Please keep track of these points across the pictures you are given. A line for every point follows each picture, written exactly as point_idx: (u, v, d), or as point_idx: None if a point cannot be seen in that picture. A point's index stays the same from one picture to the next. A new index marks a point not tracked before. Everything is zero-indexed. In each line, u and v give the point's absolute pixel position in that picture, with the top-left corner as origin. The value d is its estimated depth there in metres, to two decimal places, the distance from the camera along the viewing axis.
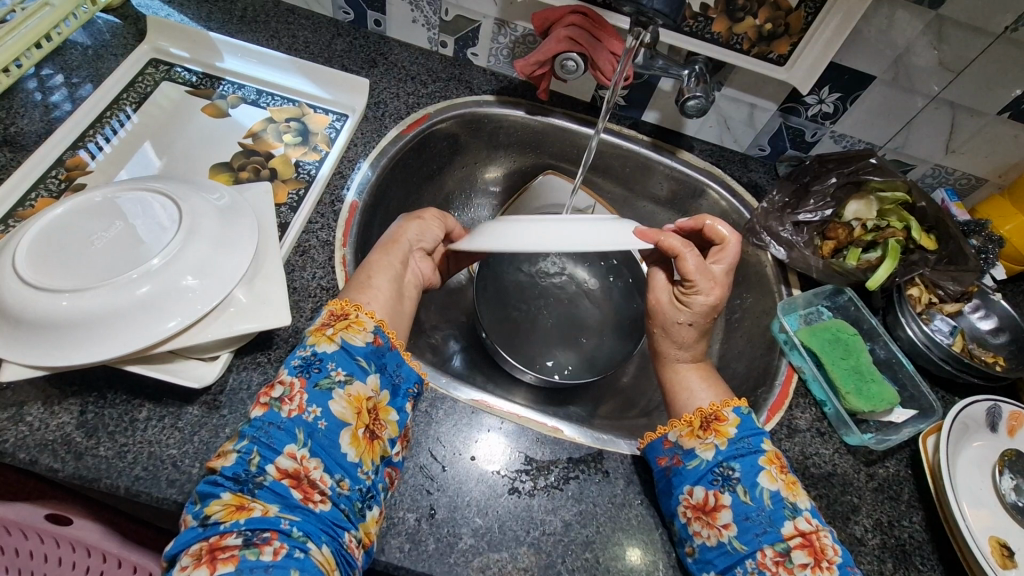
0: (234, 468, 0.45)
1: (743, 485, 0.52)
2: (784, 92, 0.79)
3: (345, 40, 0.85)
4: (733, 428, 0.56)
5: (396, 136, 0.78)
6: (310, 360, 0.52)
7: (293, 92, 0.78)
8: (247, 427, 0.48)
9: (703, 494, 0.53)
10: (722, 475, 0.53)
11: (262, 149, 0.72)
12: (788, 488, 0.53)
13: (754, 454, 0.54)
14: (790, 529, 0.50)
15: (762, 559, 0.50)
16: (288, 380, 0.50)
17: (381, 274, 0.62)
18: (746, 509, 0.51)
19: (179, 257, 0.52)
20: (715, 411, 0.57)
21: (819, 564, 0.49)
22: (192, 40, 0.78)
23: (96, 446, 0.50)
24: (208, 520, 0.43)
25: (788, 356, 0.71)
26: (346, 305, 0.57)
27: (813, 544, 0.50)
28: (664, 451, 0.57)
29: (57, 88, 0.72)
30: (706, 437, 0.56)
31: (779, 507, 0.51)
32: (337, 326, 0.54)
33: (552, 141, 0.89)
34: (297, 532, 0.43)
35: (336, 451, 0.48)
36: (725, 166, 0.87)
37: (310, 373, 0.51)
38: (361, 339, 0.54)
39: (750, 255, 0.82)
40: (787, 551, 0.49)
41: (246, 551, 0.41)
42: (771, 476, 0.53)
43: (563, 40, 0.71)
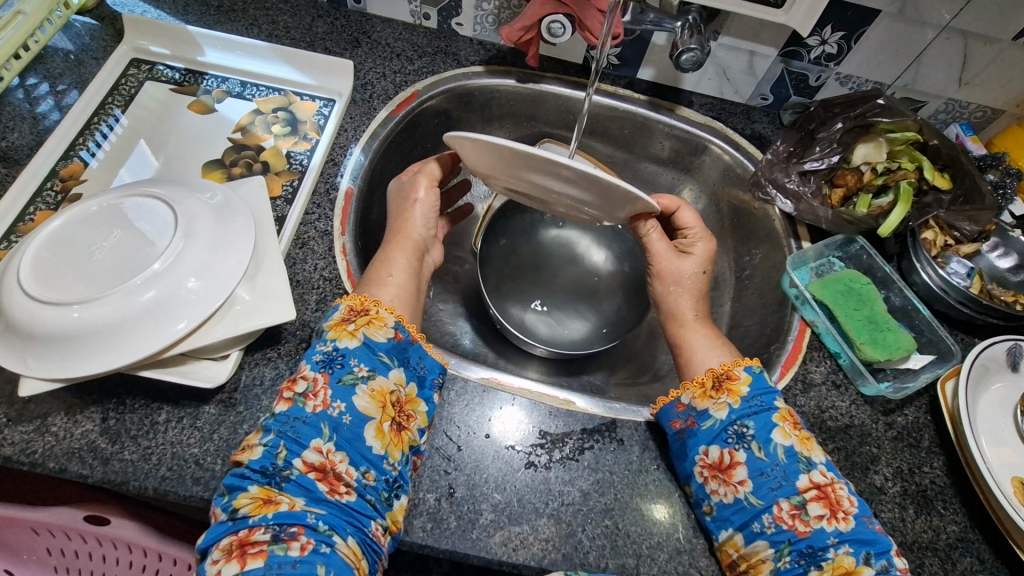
0: (261, 461, 0.46)
1: (757, 442, 0.53)
2: (785, 36, 0.76)
3: (326, 21, 0.83)
4: (745, 386, 0.56)
5: (386, 117, 0.76)
6: (332, 355, 0.52)
7: (277, 81, 0.76)
8: (270, 421, 0.49)
9: (717, 453, 0.53)
10: (735, 434, 0.53)
11: (253, 143, 0.71)
12: (802, 443, 0.53)
13: (766, 412, 0.54)
14: (804, 482, 0.51)
15: (779, 513, 0.50)
16: (311, 375, 0.51)
17: (399, 268, 0.62)
18: (761, 464, 0.52)
19: (179, 260, 0.52)
20: (726, 370, 0.57)
21: (834, 515, 0.49)
22: (171, 36, 0.77)
23: (121, 450, 0.51)
24: (236, 513, 0.44)
25: (801, 311, 0.70)
26: (365, 300, 0.56)
27: (828, 497, 0.50)
28: (677, 415, 0.56)
29: (45, 98, 0.72)
30: (719, 397, 0.56)
31: (793, 462, 0.52)
32: (358, 322, 0.54)
33: (546, 108, 0.86)
34: (323, 526, 0.45)
35: (360, 444, 0.49)
36: (726, 119, 0.84)
37: (332, 368, 0.51)
38: (383, 335, 0.54)
39: (757, 209, 0.79)
40: (803, 504, 0.50)
41: (275, 547, 0.43)
42: (784, 432, 0.53)
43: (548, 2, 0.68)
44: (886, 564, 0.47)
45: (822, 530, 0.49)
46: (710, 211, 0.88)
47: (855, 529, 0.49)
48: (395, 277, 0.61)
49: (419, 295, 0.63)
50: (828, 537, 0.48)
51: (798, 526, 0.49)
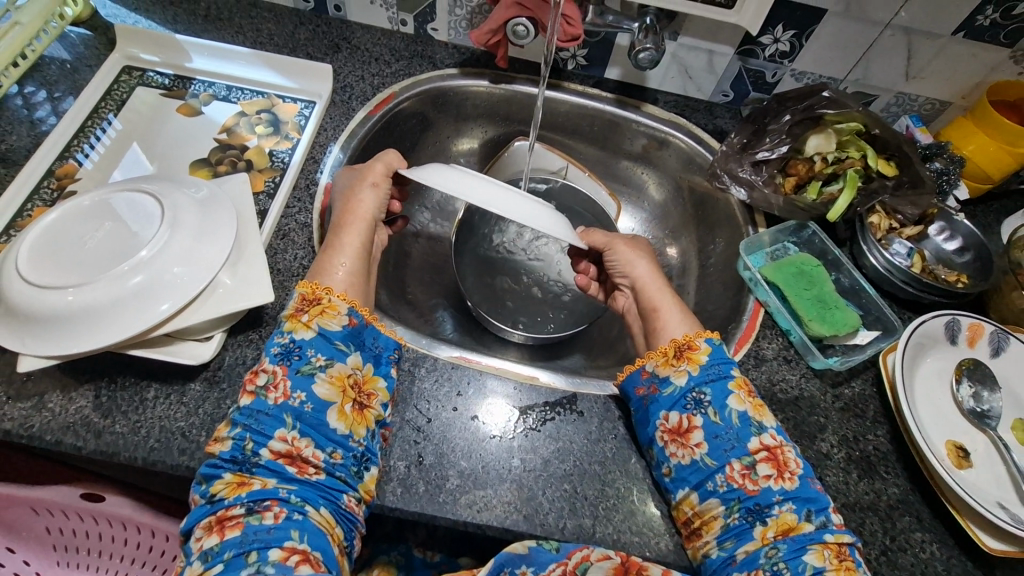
0: (231, 452, 0.50)
1: (714, 407, 0.56)
2: (740, 35, 0.80)
3: (308, 28, 0.88)
4: (704, 356, 0.60)
5: (363, 117, 0.80)
6: (289, 347, 0.55)
7: (261, 84, 0.81)
8: (237, 414, 0.52)
9: (677, 419, 0.57)
10: (694, 400, 0.57)
11: (237, 142, 0.75)
12: (754, 410, 0.57)
13: (723, 380, 0.58)
14: (756, 444, 0.55)
15: (730, 473, 0.54)
16: (271, 368, 0.54)
17: (349, 252, 0.64)
18: (716, 428, 0.56)
19: (165, 248, 0.57)
20: (687, 341, 0.61)
21: (782, 475, 0.54)
22: (161, 44, 0.81)
23: (112, 424, 0.55)
24: (214, 497, 0.49)
25: (755, 292, 0.73)
26: (317, 288, 0.59)
27: (777, 458, 0.54)
28: (642, 381, 0.60)
29: (42, 103, 0.76)
30: (680, 364, 0.59)
31: (744, 427, 0.56)
32: (313, 312, 0.57)
33: (519, 108, 0.91)
34: (295, 498, 0.50)
35: (325, 428, 0.53)
36: (690, 115, 0.89)
37: (291, 360, 0.54)
38: (337, 324, 0.57)
39: (719, 199, 0.84)
40: (752, 464, 0.54)
41: (250, 518, 0.48)
42: (739, 398, 0.57)
43: (512, 6, 0.73)
44: (825, 519, 0.52)
45: (770, 488, 0.53)
46: (677, 203, 0.92)
47: (798, 487, 0.53)
48: (345, 260, 0.63)
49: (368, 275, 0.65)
50: (774, 495, 0.52)
51: (747, 484, 0.53)
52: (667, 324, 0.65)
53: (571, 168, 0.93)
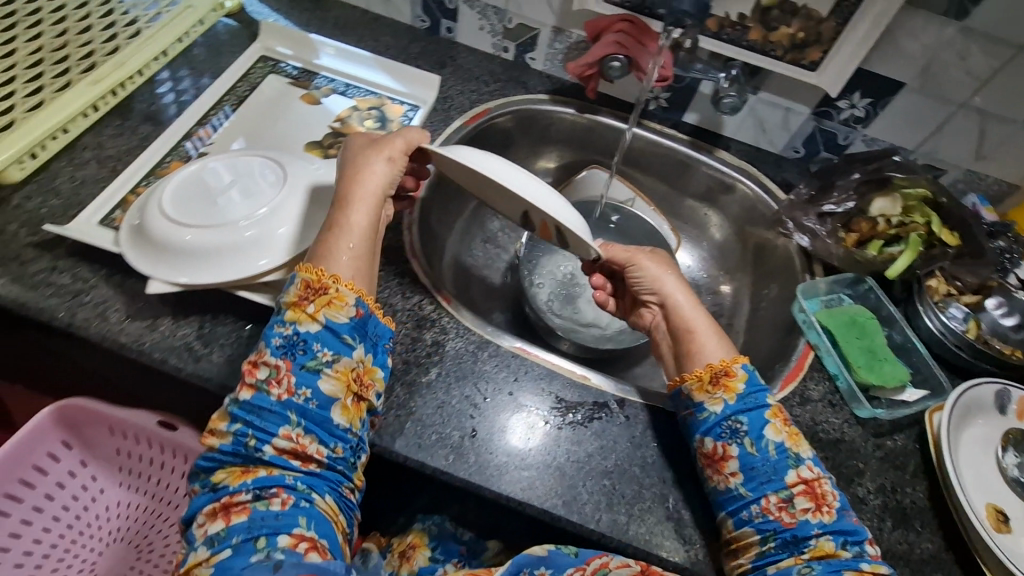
0: (233, 447, 0.53)
1: (750, 437, 0.57)
2: (817, 96, 0.86)
3: (420, 44, 0.98)
4: (741, 383, 0.60)
5: (459, 126, 0.89)
6: (293, 340, 0.55)
7: (375, 86, 0.90)
8: (238, 409, 0.54)
9: (712, 446, 0.58)
10: (730, 429, 0.58)
11: (347, 132, 0.84)
12: (791, 440, 0.58)
13: (759, 409, 0.58)
14: (793, 477, 0.56)
15: (766, 505, 0.55)
16: (274, 362, 0.55)
17: (358, 234, 0.61)
18: (752, 459, 0.57)
19: (282, 210, 0.66)
20: (724, 367, 0.60)
21: (819, 507, 0.55)
22: (295, 40, 0.92)
23: (210, 353, 0.62)
24: (218, 486, 0.53)
25: (807, 335, 0.76)
26: (322, 275, 0.58)
27: (814, 491, 0.55)
28: (681, 403, 0.62)
29: (188, 77, 0.88)
30: (715, 392, 0.59)
31: (782, 458, 0.57)
32: (318, 302, 0.57)
33: (598, 138, 0.98)
34: (301, 486, 0.53)
35: (328, 424, 0.55)
36: (759, 165, 0.93)
37: (295, 355, 0.55)
38: (344, 316, 0.57)
39: (778, 246, 0.88)
40: (789, 497, 0.55)
41: (257, 503, 0.51)
42: (776, 428, 0.58)
43: (611, 44, 0.80)
44: (862, 549, 0.54)
45: (807, 521, 0.54)
46: (736, 246, 0.96)
47: (836, 519, 0.55)
48: (352, 243, 0.61)
49: (374, 258, 0.63)
50: (813, 528, 0.54)
51: (785, 516, 0.55)
52: (705, 348, 0.62)
53: (638, 201, 0.98)
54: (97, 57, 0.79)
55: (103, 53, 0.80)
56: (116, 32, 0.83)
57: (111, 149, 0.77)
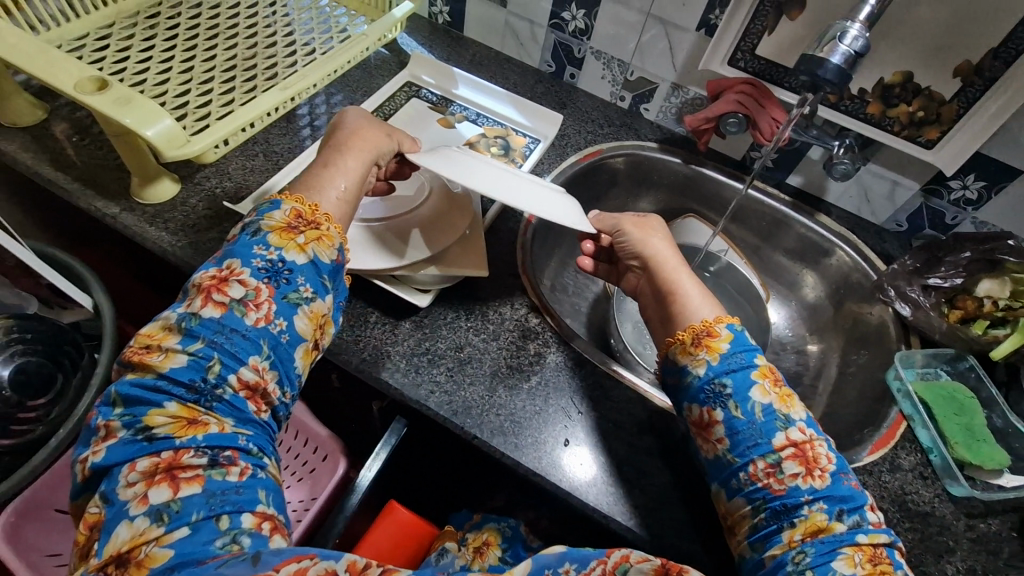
0: (188, 375, 0.49)
1: (734, 400, 0.58)
2: (929, 174, 0.88)
3: (544, 86, 1.08)
4: (724, 343, 0.61)
5: (573, 162, 0.97)
6: (277, 267, 0.56)
7: (503, 117, 1.00)
8: (200, 327, 0.51)
9: (699, 412, 0.60)
10: (714, 391, 0.59)
11: (475, 155, 0.94)
12: (781, 401, 0.58)
13: (744, 369, 0.59)
14: (782, 440, 0.56)
15: (754, 471, 0.55)
16: (254, 284, 0.55)
17: (349, 176, 0.66)
18: (738, 423, 0.57)
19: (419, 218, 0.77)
20: (707, 328, 0.62)
21: (810, 472, 0.54)
22: (438, 71, 1.03)
23: (341, 331, 0.72)
24: (155, 433, 0.47)
25: (900, 404, 0.76)
26: (314, 211, 0.61)
27: (805, 454, 0.55)
28: (670, 371, 0.64)
29: (344, 93, 1.00)
30: (698, 353, 0.61)
31: (769, 421, 0.57)
32: (308, 236, 0.59)
33: (700, 188, 1.03)
34: (253, 448, 0.50)
35: (289, 364, 0.56)
36: (859, 233, 0.95)
37: (279, 283, 0.56)
38: (328, 256, 0.60)
39: (873, 314, 0.88)
40: (778, 462, 0.55)
41: (211, 471, 0.47)
42: (763, 390, 0.58)
43: (732, 102, 0.86)
44: (860, 519, 0.52)
45: (798, 487, 0.54)
46: (827, 308, 0.97)
47: (830, 486, 0.54)
48: (342, 184, 0.65)
49: (360, 201, 0.67)
50: (803, 494, 0.53)
51: (772, 483, 0.54)
52: (687, 309, 0.65)
53: (732, 253, 1.01)
54: (279, 68, 0.91)
55: (284, 66, 0.92)
56: (295, 50, 0.95)
57: (277, 146, 0.90)
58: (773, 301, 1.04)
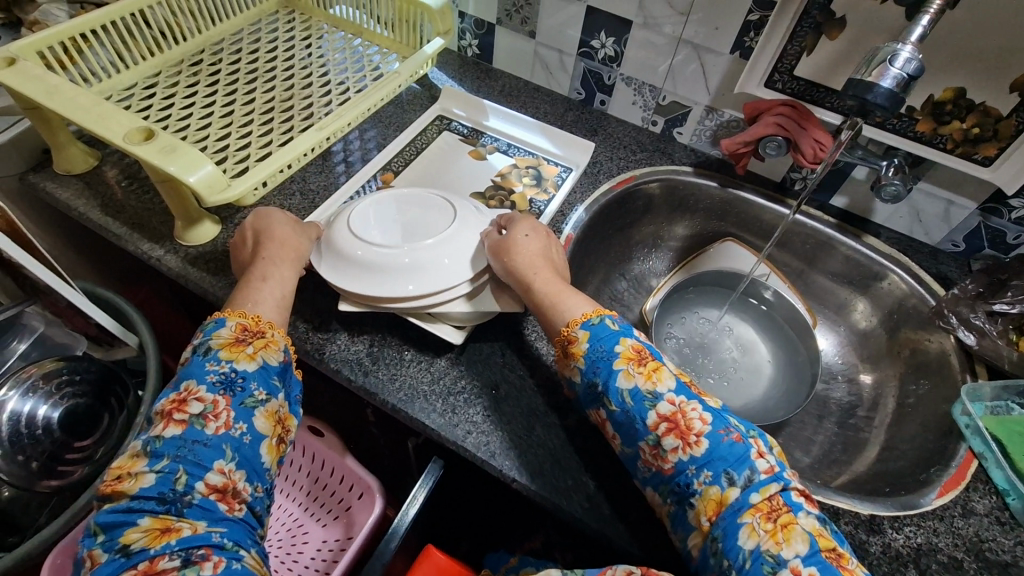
0: (157, 489, 0.49)
1: (608, 396, 0.58)
2: (986, 193, 0.82)
3: (574, 114, 1.08)
4: (585, 344, 0.61)
5: (607, 189, 0.95)
6: (230, 378, 0.56)
7: (534, 147, 0.99)
8: (162, 446, 0.51)
9: (596, 416, 0.61)
10: (592, 392, 0.60)
11: (506, 186, 0.93)
12: (648, 379, 0.57)
13: (608, 360, 0.59)
14: (654, 419, 0.55)
15: (646, 458, 0.56)
16: (210, 398, 0.54)
17: (273, 281, 0.67)
18: (617, 416, 0.58)
19: (447, 243, 0.73)
20: (568, 336, 0.63)
21: (686, 441, 0.54)
22: (468, 104, 1.04)
23: (377, 370, 0.71)
24: (131, 548, 0.46)
25: (970, 441, 0.70)
26: (257, 321, 0.62)
27: (678, 425, 0.55)
28: (569, 385, 0.65)
29: (376, 129, 1.02)
30: (571, 362, 0.63)
31: (639, 404, 0.56)
32: (255, 345, 0.60)
33: (738, 211, 1.00)
34: (228, 543, 0.49)
35: (256, 461, 0.55)
36: (912, 254, 0.91)
37: (233, 391, 0.56)
38: (276, 358, 0.61)
39: (931, 342, 0.83)
40: (658, 442, 0.55)
41: (185, 569, 0.45)
42: (628, 375, 0.58)
43: (771, 125, 0.84)
44: (748, 476, 0.51)
45: (681, 461, 0.54)
46: (880, 335, 0.92)
47: (707, 451, 0.53)
48: (277, 293, 0.67)
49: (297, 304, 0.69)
50: (687, 467, 0.53)
51: (662, 465, 0.55)
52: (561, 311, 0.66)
53: (773, 276, 0.98)
54: (315, 108, 0.93)
55: (320, 105, 0.95)
56: (331, 90, 0.98)
57: (313, 185, 0.92)
58: (821, 327, 0.99)
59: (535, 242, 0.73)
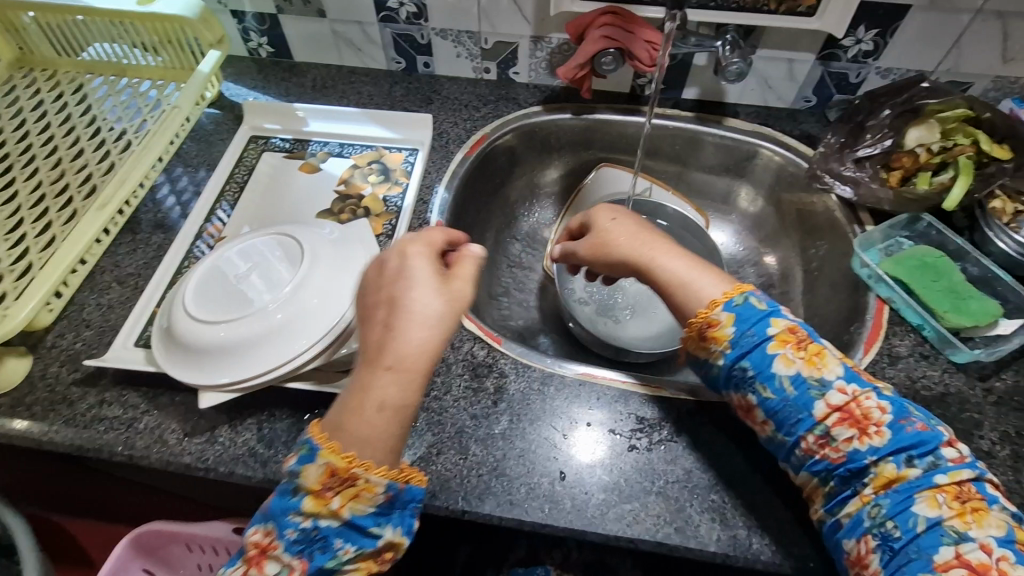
0: None
1: (761, 381, 0.53)
2: (820, 41, 0.81)
3: (402, 86, 0.96)
4: (730, 327, 0.55)
5: (462, 158, 0.86)
6: (310, 534, 0.45)
7: (369, 139, 0.88)
8: None
9: (740, 400, 0.55)
10: (738, 376, 0.55)
11: (353, 192, 0.82)
12: (810, 365, 0.53)
13: (761, 347, 0.54)
14: (822, 409, 0.51)
15: (806, 445, 0.51)
16: (289, 561, 0.45)
17: (439, 306, 0.50)
18: (772, 404, 0.53)
19: (305, 283, 0.63)
20: (705, 318, 0.56)
21: (865, 430, 0.50)
22: (280, 113, 0.90)
23: (276, 454, 0.60)
24: None
25: (876, 289, 0.71)
26: (353, 461, 0.45)
27: (853, 415, 0.50)
28: (699, 367, 0.59)
29: (183, 175, 0.86)
30: (711, 347, 0.56)
31: (803, 393, 0.52)
32: (344, 495, 0.45)
33: (601, 135, 0.95)
34: None
35: None
36: (773, 123, 0.90)
37: (313, 553, 0.45)
38: (372, 506, 0.46)
39: (817, 203, 0.83)
40: (826, 432, 0.50)
41: None
42: (786, 360, 0.53)
43: (599, 39, 0.77)
44: (933, 460, 0.48)
45: (857, 450, 0.49)
46: (771, 211, 0.92)
47: (891, 439, 0.49)
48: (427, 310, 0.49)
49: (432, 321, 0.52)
50: (865, 457, 0.49)
51: (830, 454, 0.50)
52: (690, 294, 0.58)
53: (655, 188, 0.95)
54: (96, 178, 0.78)
55: (100, 173, 0.78)
56: (108, 150, 0.81)
57: (128, 267, 0.75)
58: (715, 222, 0.98)
59: (626, 222, 0.65)
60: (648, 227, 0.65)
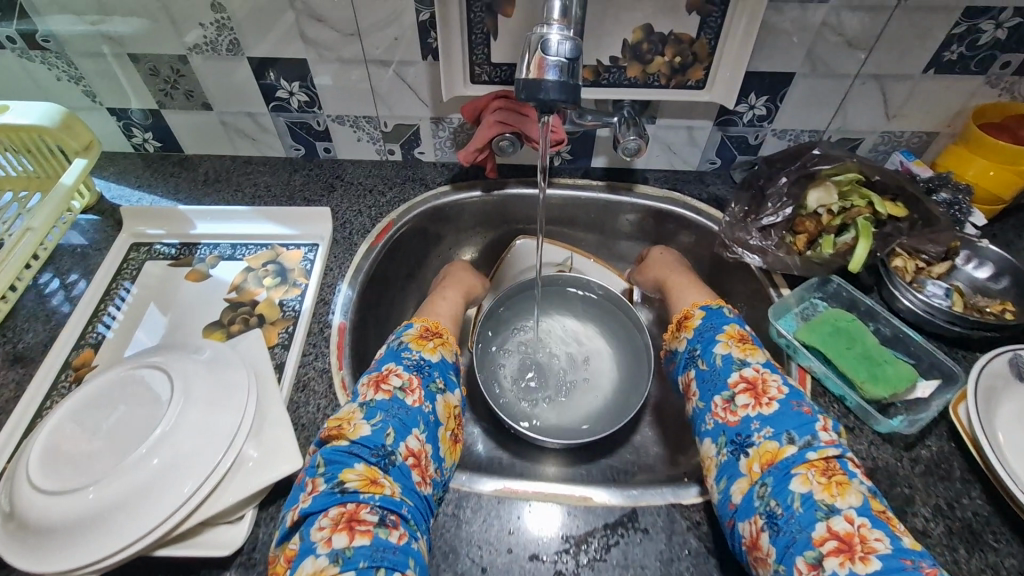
0: (367, 442, 0.55)
1: (702, 358, 0.65)
2: (715, 109, 0.82)
3: (302, 174, 0.91)
4: (699, 321, 0.70)
5: (367, 250, 0.81)
6: (421, 363, 0.64)
7: (264, 237, 0.82)
8: (334, 450, 0.54)
9: (684, 380, 0.67)
10: (689, 356, 0.68)
11: (247, 299, 0.76)
12: (742, 351, 0.63)
13: (713, 333, 0.67)
14: (735, 378, 0.61)
15: (715, 410, 0.60)
16: (405, 375, 0.61)
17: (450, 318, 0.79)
18: (704, 374, 0.64)
19: (178, 424, 0.55)
20: (685, 314, 0.72)
21: (760, 401, 0.58)
22: (165, 217, 0.84)
23: None
24: (346, 486, 0.51)
25: (796, 358, 0.70)
26: (438, 325, 0.71)
27: (756, 388, 0.59)
28: (671, 360, 0.74)
29: (54, 293, 0.77)
30: (681, 334, 0.71)
31: (727, 366, 0.62)
32: (437, 341, 0.68)
33: (514, 209, 0.92)
34: (410, 519, 0.52)
35: (439, 446, 0.59)
36: (682, 188, 0.90)
37: (423, 373, 0.63)
38: (452, 357, 0.69)
39: (733, 267, 0.83)
40: (732, 397, 0.60)
41: (379, 530, 0.49)
42: (726, 345, 0.65)
43: (494, 124, 0.76)
44: (809, 438, 0.54)
45: (748, 416, 0.57)
46: None
47: (776, 411, 0.57)
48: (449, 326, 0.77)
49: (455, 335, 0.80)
50: (753, 421, 0.57)
51: (728, 417, 0.59)
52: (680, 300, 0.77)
53: (575, 257, 0.93)
54: None
55: None
56: None
57: None
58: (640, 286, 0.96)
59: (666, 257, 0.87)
60: (689, 269, 0.84)
